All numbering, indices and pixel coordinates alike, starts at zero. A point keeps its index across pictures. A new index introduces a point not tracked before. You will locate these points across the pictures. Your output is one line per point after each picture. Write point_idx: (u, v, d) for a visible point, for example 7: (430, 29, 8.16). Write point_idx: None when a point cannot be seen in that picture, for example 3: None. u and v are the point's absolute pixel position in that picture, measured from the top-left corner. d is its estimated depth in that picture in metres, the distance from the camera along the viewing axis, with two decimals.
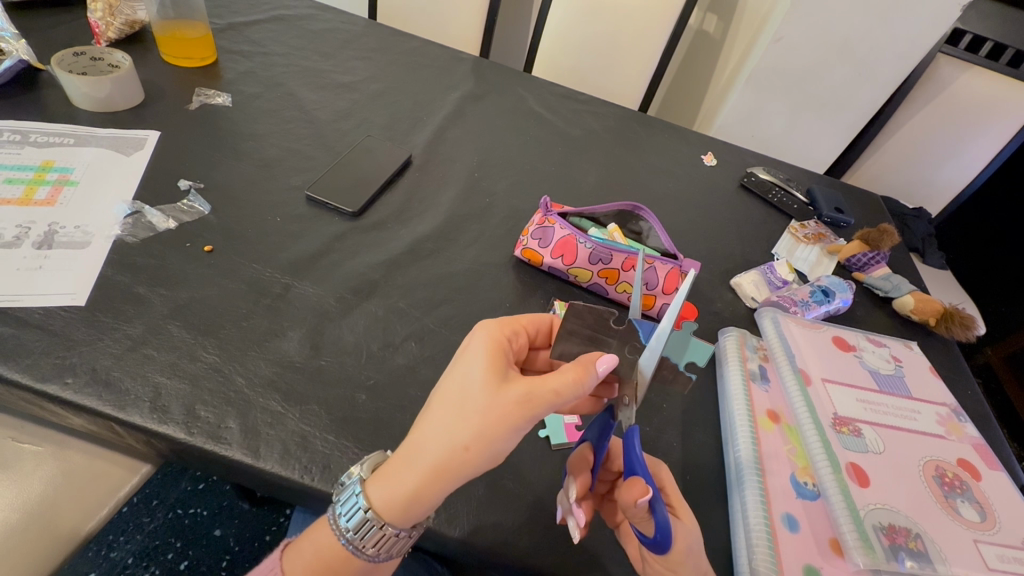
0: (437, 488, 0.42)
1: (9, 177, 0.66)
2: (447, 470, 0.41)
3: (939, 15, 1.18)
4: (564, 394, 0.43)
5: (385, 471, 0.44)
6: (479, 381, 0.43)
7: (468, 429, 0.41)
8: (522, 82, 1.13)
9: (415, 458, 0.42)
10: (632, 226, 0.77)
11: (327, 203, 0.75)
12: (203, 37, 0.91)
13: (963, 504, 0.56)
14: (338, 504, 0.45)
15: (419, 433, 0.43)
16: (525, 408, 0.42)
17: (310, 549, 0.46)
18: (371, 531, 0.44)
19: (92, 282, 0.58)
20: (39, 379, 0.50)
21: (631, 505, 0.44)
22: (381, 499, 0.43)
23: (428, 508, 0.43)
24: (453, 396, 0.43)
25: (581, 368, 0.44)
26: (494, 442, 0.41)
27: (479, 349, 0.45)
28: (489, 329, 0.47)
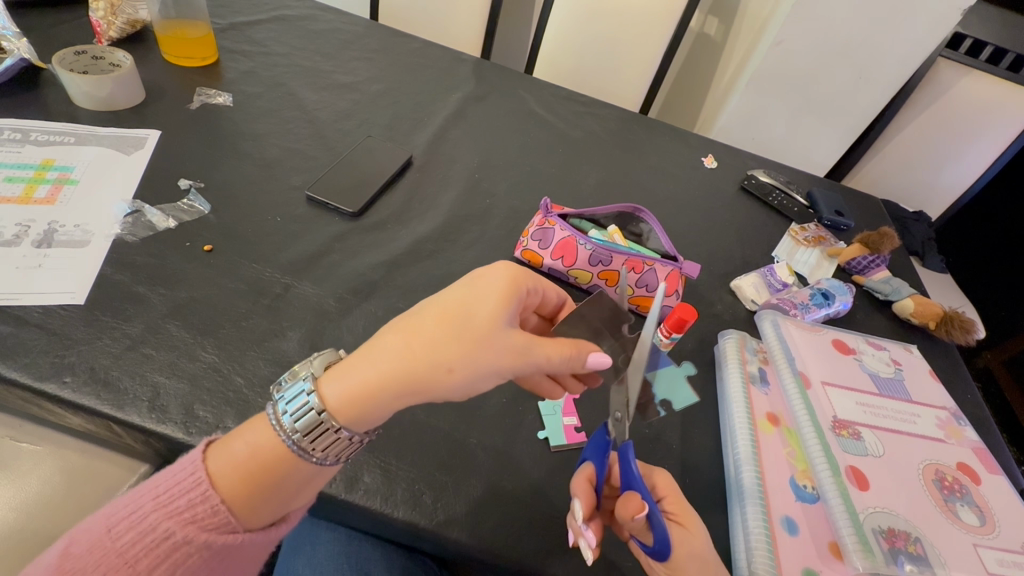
0: (399, 398, 0.41)
1: (9, 175, 0.66)
2: (419, 381, 0.41)
3: (939, 20, 1.19)
4: (555, 361, 0.45)
5: (347, 367, 0.42)
6: (488, 313, 0.43)
7: (461, 353, 0.41)
8: (523, 84, 1.13)
9: (388, 361, 0.41)
10: (632, 228, 0.77)
11: (327, 203, 0.75)
12: (205, 36, 0.91)
13: (963, 508, 0.56)
14: (282, 402, 0.41)
15: (400, 341, 0.42)
16: (518, 358, 0.43)
17: (246, 449, 0.41)
18: (323, 433, 0.41)
19: (91, 281, 0.58)
20: (37, 377, 0.50)
21: (627, 520, 0.45)
22: (338, 397, 0.41)
23: (377, 417, 0.42)
24: (453, 315, 0.43)
25: (577, 347, 0.46)
26: (478, 373, 0.42)
27: (498, 283, 0.45)
28: (510, 267, 0.47)
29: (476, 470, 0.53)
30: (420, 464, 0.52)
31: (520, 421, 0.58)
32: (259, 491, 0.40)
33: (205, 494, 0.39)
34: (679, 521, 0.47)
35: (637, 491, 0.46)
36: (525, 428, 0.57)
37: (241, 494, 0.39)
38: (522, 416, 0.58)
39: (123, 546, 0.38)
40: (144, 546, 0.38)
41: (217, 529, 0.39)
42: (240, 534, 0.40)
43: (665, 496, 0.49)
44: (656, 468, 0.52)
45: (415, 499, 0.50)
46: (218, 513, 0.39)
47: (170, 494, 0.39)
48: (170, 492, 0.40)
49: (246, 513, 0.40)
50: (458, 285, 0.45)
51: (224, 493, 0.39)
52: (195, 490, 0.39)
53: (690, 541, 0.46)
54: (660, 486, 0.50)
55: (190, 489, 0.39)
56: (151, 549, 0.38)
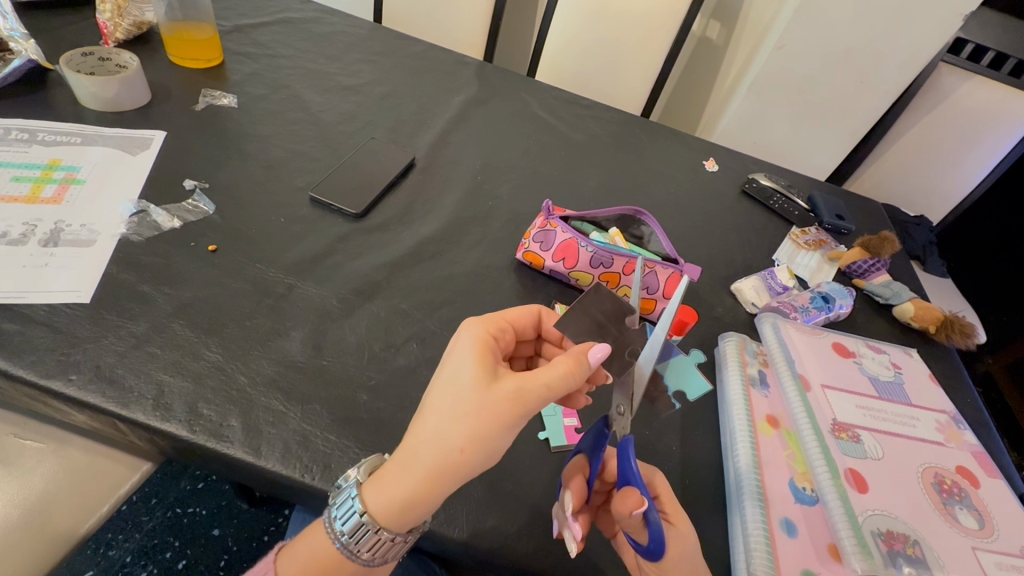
0: (434, 492, 0.42)
1: (16, 175, 0.67)
2: (446, 474, 0.42)
3: (941, 25, 1.19)
4: (556, 383, 0.43)
5: (381, 476, 0.44)
6: (468, 383, 0.43)
7: (464, 432, 0.41)
8: (525, 87, 1.14)
9: (410, 461, 0.42)
10: (634, 230, 0.77)
11: (331, 204, 0.76)
12: (211, 38, 0.92)
13: (962, 511, 0.56)
14: (334, 508, 0.45)
15: (412, 440, 0.43)
16: (519, 402, 0.42)
17: (305, 555, 0.46)
18: (367, 536, 0.44)
19: (97, 280, 0.58)
20: (44, 374, 0.50)
21: (625, 515, 0.45)
22: (377, 505, 0.43)
23: (425, 512, 0.44)
24: (443, 400, 0.43)
25: (573, 360, 0.44)
26: (490, 442, 0.42)
27: (466, 349, 0.46)
28: (474, 327, 0.48)
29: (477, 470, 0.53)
30: None
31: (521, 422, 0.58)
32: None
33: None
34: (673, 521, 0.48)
35: (636, 487, 0.46)
36: (526, 428, 0.57)
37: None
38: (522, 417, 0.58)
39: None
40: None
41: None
42: None
43: (659, 495, 0.49)
44: (654, 467, 0.52)
45: None
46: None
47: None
48: None
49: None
50: (440, 366, 0.46)
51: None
52: None
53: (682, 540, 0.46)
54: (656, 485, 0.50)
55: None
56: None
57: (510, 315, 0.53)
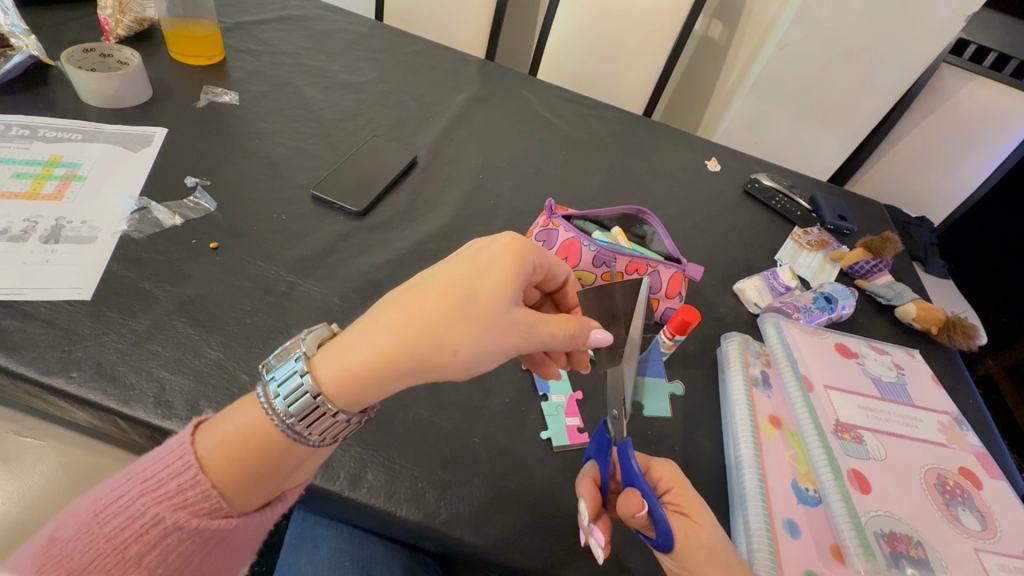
0: (398, 380, 0.41)
1: (17, 171, 0.67)
2: (423, 365, 0.41)
3: (944, 25, 1.19)
4: (559, 336, 0.46)
5: (343, 347, 0.42)
6: (493, 290, 0.43)
7: (465, 332, 0.42)
8: (528, 86, 1.13)
9: (389, 339, 0.41)
10: (636, 229, 0.77)
11: (332, 202, 0.75)
12: (212, 35, 0.91)
13: (965, 512, 0.55)
14: (274, 384, 0.41)
15: (400, 319, 0.41)
16: (525, 335, 0.44)
17: (234, 431, 0.41)
18: (318, 417, 0.41)
19: (97, 277, 0.58)
20: (44, 371, 0.50)
21: (628, 517, 0.46)
22: (336, 378, 0.41)
23: (375, 400, 0.42)
24: (455, 293, 0.42)
25: (580, 323, 0.48)
26: (483, 355, 0.42)
27: (500, 259, 0.45)
28: (514, 237, 0.47)
29: (480, 470, 0.53)
30: (423, 462, 0.52)
31: (523, 421, 0.58)
32: (250, 473, 0.40)
33: (195, 480, 0.39)
34: (683, 512, 0.47)
35: (637, 487, 0.46)
36: (528, 428, 0.57)
37: (233, 478, 0.40)
38: (524, 416, 0.58)
39: (111, 531, 0.38)
40: (135, 530, 0.38)
41: (207, 514, 0.39)
42: (232, 518, 0.41)
43: (669, 488, 0.49)
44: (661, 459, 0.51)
45: (418, 497, 0.50)
46: (210, 498, 0.39)
47: (159, 478, 0.40)
48: (159, 474, 0.40)
49: (236, 496, 0.40)
50: (461, 258, 0.45)
51: (215, 477, 0.40)
52: (183, 472, 0.39)
53: (695, 531, 0.46)
54: (664, 478, 0.49)
55: (178, 474, 0.39)
56: (141, 534, 0.38)
57: (554, 264, 0.52)
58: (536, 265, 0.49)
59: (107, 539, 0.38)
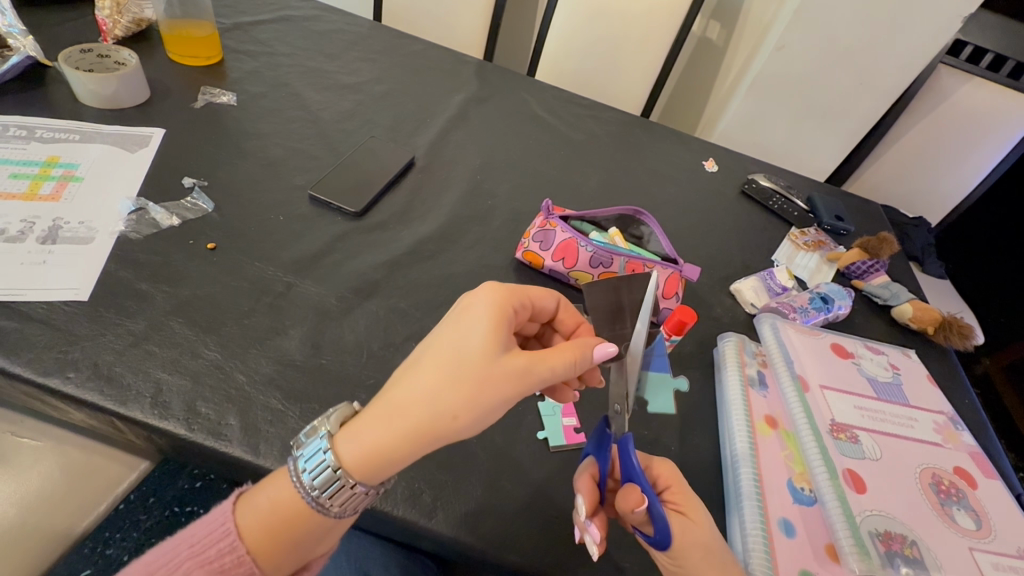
0: (413, 451, 0.42)
1: (14, 172, 0.67)
2: (434, 433, 0.41)
3: (940, 26, 1.19)
4: (560, 369, 0.45)
5: (359, 425, 0.42)
6: (479, 348, 0.43)
7: (465, 396, 0.41)
8: (525, 86, 1.14)
9: (402, 413, 0.41)
10: (633, 230, 0.77)
11: (330, 203, 0.76)
12: (210, 36, 0.91)
13: (960, 512, 0.56)
14: (301, 460, 0.42)
15: (409, 390, 0.42)
16: (524, 381, 0.43)
17: (267, 503, 0.42)
18: (340, 489, 0.42)
19: (95, 278, 0.58)
20: (41, 372, 0.50)
21: (627, 512, 0.46)
22: (354, 456, 0.41)
23: (394, 470, 0.42)
24: (450, 359, 0.42)
25: (577, 351, 0.46)
26: (486, 412, 0.42)
27: (481, 317, 0.44)
28: (492, 289, 0.47)
29: (477, 469, 0.53)
30: (420, 462, 0.52)
31: (520, 421, 0.58)
32: (277, 540, 0.42)
33: (233, 545, 0.42)
34: (681, 510, 0.48)
35: (637, 484, 0.46)
36: (524, 428, 0.57)
37: (264, 545, 0.41)
38: (521, 416, 0.58)
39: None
40: None
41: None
42: None
43: (667, 485, 0.49)
44: (659, 457, 0.52)
45: (415, 497, 0.50)
46: (243, 563, 0.41)
47: (203, 543, 0.42)
48: (204, 541, 0.42)
49: (267, 562, 0.42)
50: (447, 323, 0.45)
51: (249, 545, 0.42)
52: (224, 541, 0.42)
53: (693, 529, 0.46)
54: (663, 477, 0.49)
55: (219, 540, 0.42)
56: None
57: (536, 296, 0.52)
58: (520, 310, 0.48)
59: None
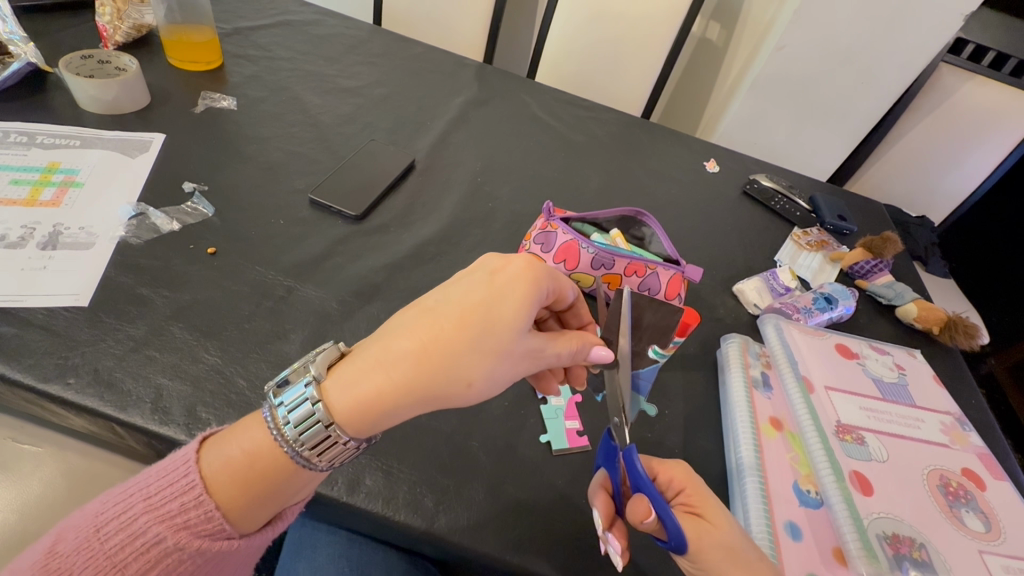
0: (413, 410, 0.42)
1: (14, 178, 0.67)
2: (433, 392, 0.41)
3: (940, 26, 1.19)
4: (565, 355, 0.47)
5: (353, 375, 0.42)
6: (509, 317, 0.42)
7: (478, 363, 0.41)
8: (525, 88, 1.14)
9: (402, 368, 0.41)
10: (634, 231, 0.76)
11: (330, 206, 0.75)
12: (210, 41, 0.92)
13: (969, 514, 0.55)
14: (283, 407, 0.42)
15: (412, 344, 0.42)
16: (534, 362, 0.45)
17: (240, 454, 0.42)
18: (329, 445, 0.42)
19: (95, 283, 0.58)
20: (41, 379, 0.50)
21: (637, 523, 0.46)
22: (348, 407, 0.41)
23: (387, 425, 0.43)
24: (478, 324, 0.42)
25: (582, 342, 0.48)
26: (494, 385, 0.43)
27: (516, 285, 0.44)
28: (530, 260, 0.46)
29: (480, 473, 0.53)
30: (422, 466, 0.52)
31: (522, 425, 0.57)
32: (252, 495, 0.41)
33: (199, 500, 0.41)
34: (697, 513, 0.47)
35: (645, 493, 0.45)
36: (527, 431, 0.57)
37: (239, 498, 0.41)
38: (524, 420, 0.58)
39: (111, 548, 0.39)
40: (134, 549, 0.39)
41: (209, 535, 0.40)
42: (234, 539, 0.42)
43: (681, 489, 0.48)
44: (671, 460, 0.51)
45: (417, 502, 0.50)
46: (212, 519, 0.40)
47: (161, 497, 0.41)
48: (161, 490, 0.41)
49: (239, 517, 0.41)
50: (477, 283, 0.44)
51: (218, 498, 0.41)
52: (187, 490, 0.41)
53: (710, 531, 0.45)
54: (677, 480, 0.49)
55: (182, 494, 0.41)
56: (142, 553, 0.39)
57: (565, 283, 0.50)
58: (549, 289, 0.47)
59: (105, 557, 0.39)
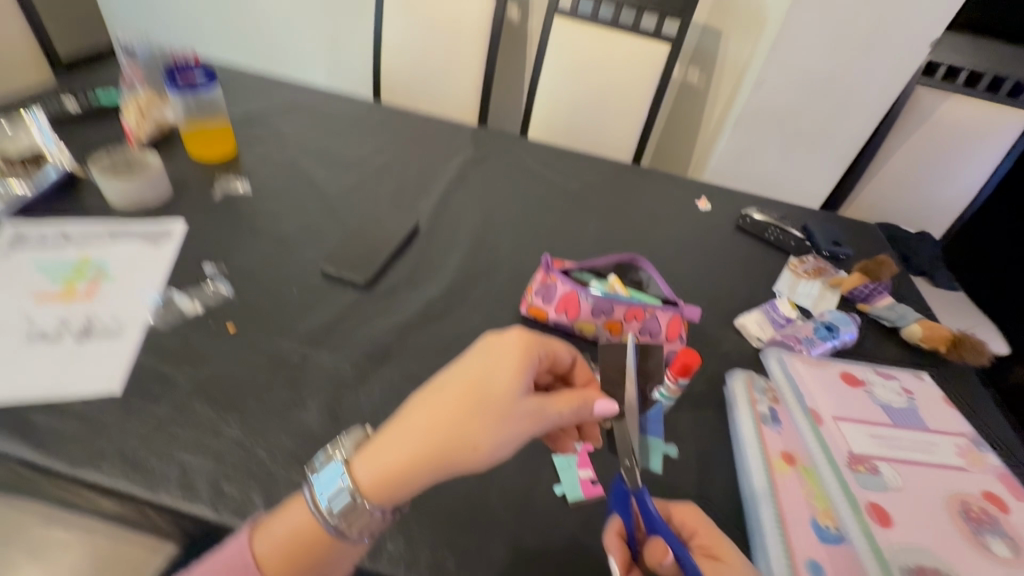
0: (428, 476, 0.44)
1: (51, 275, 0.72)
2: (446, 456, 0.43)
3: (909, 53, 1.26)
4: (567, 413, 0.48)
5: (374, 448, 0.45)
6: (507, 381, 0.45)
7: (484, 425, 0.44)
8: (519, 146, 1.20)
9: (415, 437, 0.44)
10: (631, 276, 0.80)
11: (340, 274, 0.80)
12: (224, 131, 0.99)
13: (995, 540, 0.54)
14: (320, 486, 0.45)
15: (423, 414, 0.45)
16: (538, 421, 0.46)
17: (285, 533, 0.44)
18: (356, 514, 0.44)
19: (126, 369, 0.62)
20: (77, 466, 0.53)
21: (656, 566, 0.46)
22: (370, 478, 0.44)
23: (409, 493, 0.45)
24: (477, 391, 0.45)
25: (583, 400, 0.50)
26: (502, 445, 0.44)
27: (509, 352, 0.47)
28: (522, 330, 0.50)
29: (498, 530, 0.54)
30: (441, 527, 0.53)
31: (537, 478, 0.58)
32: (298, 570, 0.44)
33: None
34: (714, 555, 0.47)
35: (660, 535, 0.47)
36: (542, 483, 0.58)
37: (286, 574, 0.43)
38: (538, 473, 0.59)
39: None
40: None
41: None
42: None
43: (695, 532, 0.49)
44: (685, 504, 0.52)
45: (438, 564, 0.50)
46: None
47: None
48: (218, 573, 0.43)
49: None
50: (475, 355, 0.48)
51: None
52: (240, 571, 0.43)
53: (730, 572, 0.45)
54: (687, 526, 0.50)
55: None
56: None
57: (559, 347, 0.54)
58: (544, 356, 0.51)
59: None
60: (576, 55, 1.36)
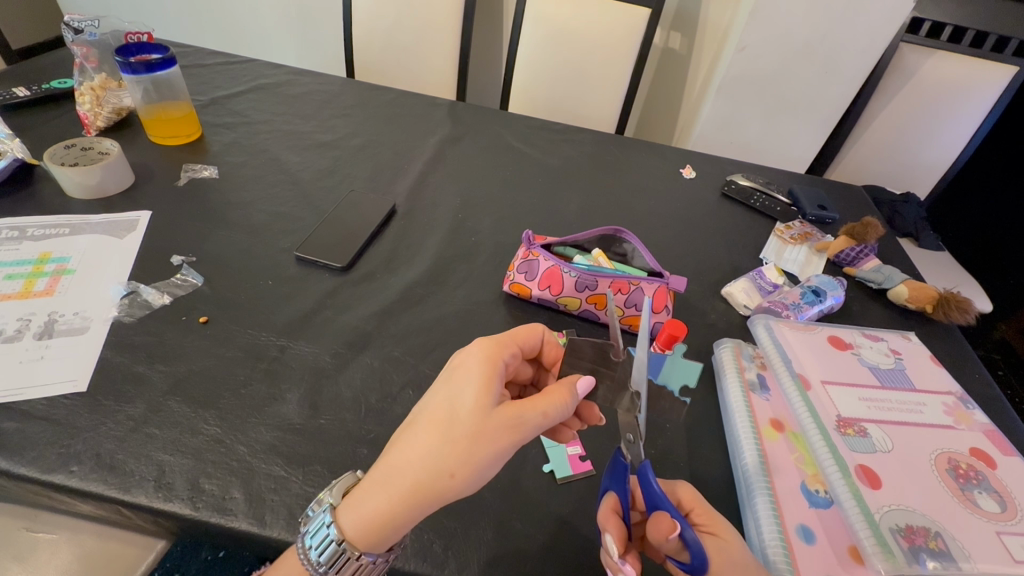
0: (412, 514, 0.43)
1: (8, 273, 0.68)
2: (426, 493, 0.42)
3: (893, 9, 1.21)
4: (552, 412, 0.45)
5: (357, 496, 0.45)
6: (471, 403, 0.43)
7: (458, 456, 0.42)
8: (498, 120, 1.17)
9: (394, 483, 0.43)
10: (616, 249, 0.77)
11: (315, 260, 0.77)
12: (187, 115, 0.96)
13: (982, 495, 0.54)
14: (309, 536, 0.45)
15: (397, 457, 0.43)
16: (516, 430, 0.43)
17: None
18: (346, 561, 0.44)
19: (92, 367, 0.59)
20: (45, 469, 0.50)
21: (662, 541, 0.44)
22: (356, 529, 0.44)
23: (397, 536, 0.44)
24: (443, 419, 0.43)
25: (567, 390, 0.46)
26: (482, 468, 0.42)
27: (471, 369, 0.45)
28: (484, 342, 0.48)
29: (486, 511, 0.53)
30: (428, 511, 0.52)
31: (524, 458, 0.58)
32: None
33: None
34: (710, 531, 0.46)
35: (666, 509, 0.45)
36: (530, 463, 0.57)
37: None
38: (525, 452, 0.58)
39: None
40: None
41: None
42: None
43: (691, 509, 0.48)
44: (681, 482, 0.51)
45: (426, 550, 0.49)
46: None
47: None
48: None
49: None
50: (440, 382, 0.46)
51: None
52: None
53: (729, 548, 0.45)
54: (687, 500, 0.49)
55: None
56: None
57: (521, 339, 0.52)
58: (512, 360, 0.49)
59: None
60: (553, 23, 1.31)
